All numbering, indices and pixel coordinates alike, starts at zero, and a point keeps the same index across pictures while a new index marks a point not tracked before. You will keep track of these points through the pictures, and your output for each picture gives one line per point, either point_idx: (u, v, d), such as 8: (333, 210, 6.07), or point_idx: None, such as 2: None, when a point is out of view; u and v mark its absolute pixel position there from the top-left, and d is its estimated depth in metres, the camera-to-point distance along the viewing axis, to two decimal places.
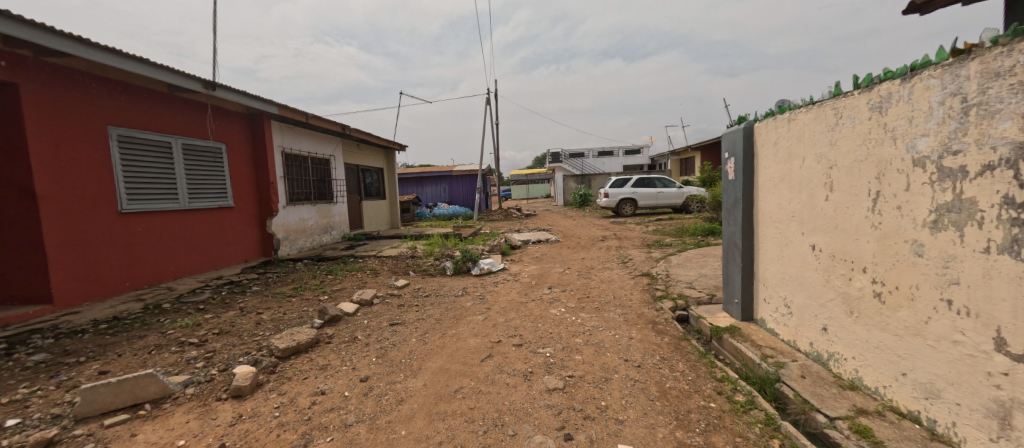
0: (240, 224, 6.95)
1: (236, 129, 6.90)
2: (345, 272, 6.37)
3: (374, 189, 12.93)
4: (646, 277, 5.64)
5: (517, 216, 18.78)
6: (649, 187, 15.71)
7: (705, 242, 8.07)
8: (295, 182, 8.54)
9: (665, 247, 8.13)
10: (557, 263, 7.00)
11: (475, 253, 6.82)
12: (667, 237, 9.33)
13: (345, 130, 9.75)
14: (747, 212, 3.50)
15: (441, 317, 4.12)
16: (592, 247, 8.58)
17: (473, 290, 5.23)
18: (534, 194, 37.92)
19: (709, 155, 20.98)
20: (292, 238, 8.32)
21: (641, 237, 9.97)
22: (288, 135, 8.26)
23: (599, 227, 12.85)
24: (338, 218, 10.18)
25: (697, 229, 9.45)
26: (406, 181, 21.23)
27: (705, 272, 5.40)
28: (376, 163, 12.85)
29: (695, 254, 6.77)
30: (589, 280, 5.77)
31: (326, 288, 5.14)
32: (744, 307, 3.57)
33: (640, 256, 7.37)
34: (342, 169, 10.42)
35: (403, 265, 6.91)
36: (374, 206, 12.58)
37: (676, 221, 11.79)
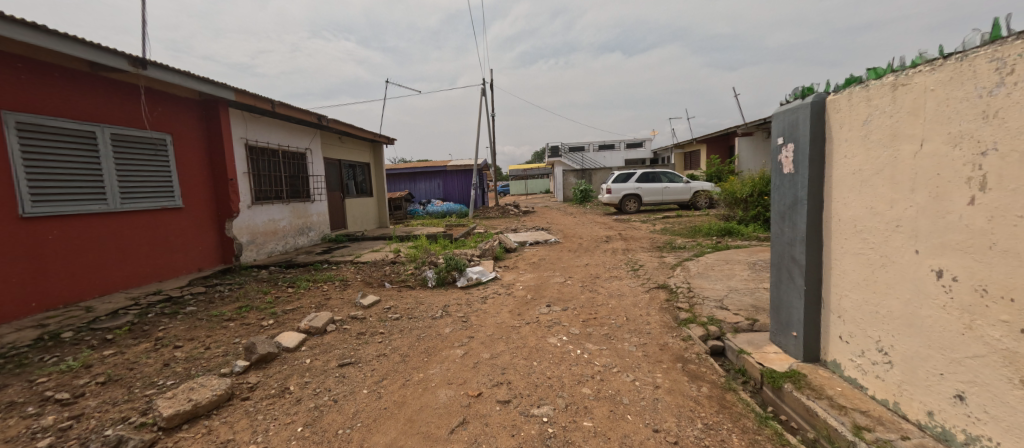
0: (192, 227, 6.06)
1: (186, 117, 6.00)
2: (310, 284, 5.47)
3: (359, 186, 12.01)
4: (663, 290, 4.73)
5: (514, 213, 17.83)
6: (654, 182, 14.78)
7: (722, 244, 7.16)
8: (263, 178, 7.62)
9: (678, 250, 7.22)
10: (557, 271, 6.08)
11: (462, 261, 5.90)
12: (678, 239, 8.40)
13: (322, 120, 8.78)
14: (813, 218, 2.59)
15: (408, 352, 3.21)
16: (596, 251, 7.66)
17: (455, 309, 4.30)
18: (534, 190, 36.97)
19: (715, 148, 20.04)
20: (259, 242, 7.40)
21: (649, 237, 9.06)
22: (253, 125, 7.33)
23: (602, 225, 11.92)
24: (316, 219, 9.28)
25: (711, 229, 8.54)
26: (398, 177, 20.27)
27: (735, 285, 4.49)
28: (361, 158, 11.92)
29: (716, 261, 5.86)
30: (595, 293, 4.86)
31: (276, 309, 4.22)
32: (807, 344, 2.68)
33: (651, 261, 6.45)
34: (321, 164, 9.50)
35: (379, 274, 5.98)
36: (358, 205, 11.62)
37: (686, 220, 10.85)
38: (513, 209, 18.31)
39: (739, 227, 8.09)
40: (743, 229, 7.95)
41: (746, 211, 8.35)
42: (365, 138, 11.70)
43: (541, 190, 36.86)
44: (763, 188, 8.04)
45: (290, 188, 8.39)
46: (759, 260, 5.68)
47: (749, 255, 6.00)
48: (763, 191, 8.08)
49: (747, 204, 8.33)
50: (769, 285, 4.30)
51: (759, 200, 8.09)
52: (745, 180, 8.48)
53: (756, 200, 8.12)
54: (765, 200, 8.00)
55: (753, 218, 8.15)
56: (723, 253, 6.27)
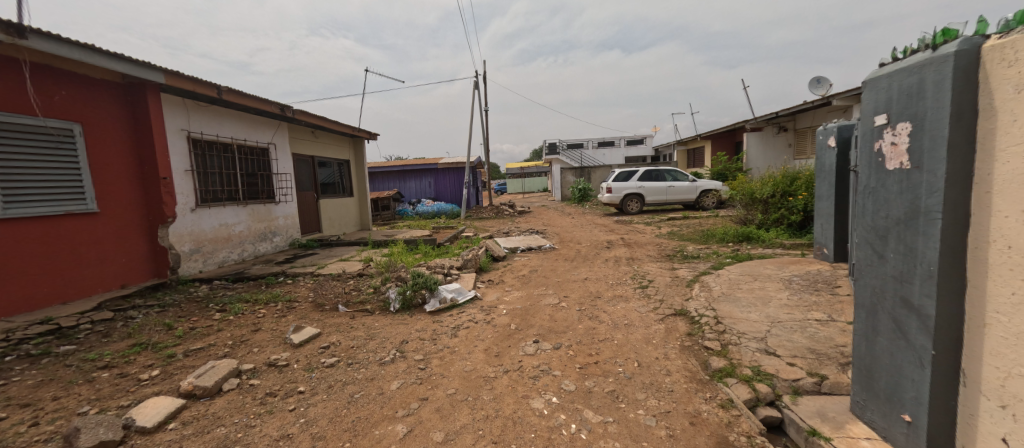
0: (114, 236, 5.08)
1: (106, 104, 5.03)
2: (247, 307, 4.46)
3: (338, 186, 11.02)
4: (681, 318, 3.73)
5: (509, 213, 16.84)
6: (658, 181, 13.79)
7: (742, 254, 6.17)
8: (213, 177, 6.62)
9: (692, 260, 6.21)
10: (550, 288, 5.08)
11: (435, 277, 4.90)
12: (688, 246, 7.39)
13: (286, 111, 7.73)
14: (951, 241, 1.61)
15: (327, 427, 2.23)
16: (596, 261, 6.64)
17: (413, 348, 3.29)
18: (531, 188, 35.96)
19: (719, 145, 19.07)
20: (206, 251, 6.39)
21: (655, 243, 8.07)
22: (200, 115, 6.33)
23: (602, 228, 10.93)
24: (283, 223, 8.29)
25: (725, 234, 7.56)
26: (387, 175, 19.24)
27: (775, 314, 3.50)
28: (338, 155, 10.93)
29: (740, 276, 4.87)
30: (596, 322, 3.85)
31: (177, 350, 3.21)
32: (933, 439, 1.71)
33: (662, 275, 5.45)
34: (290, 161, 8.51)
35: (336, 293, 4.97)
36: (334, 205, 10.60)
37: (695, 222, 9.85)
38: (508, 209, 17.32)
39: (758, 233, 7.10)
40: (763, 235, 6.97)
41: (765, 214, 7.37)
42: (343, 133, 10.70)
43: (539, 189, 35.88)
44: (786, 188, 7.04)
45: (249, 188, 7.38)
46: (793, 277, 4.69)
47: (779, 271, 5.01)
48: (785, 191, 7.09)
49: (767, 206, 7.33)
50: (822, 317, 3.31)
51: (781, 200, 7.11)
52: (764, 178, 7.49)
53: (777, 201, 7.13)
54: (787, 201, 7.02)
55: (773, 221, 7.17)
56: (747, 267, 5.28)
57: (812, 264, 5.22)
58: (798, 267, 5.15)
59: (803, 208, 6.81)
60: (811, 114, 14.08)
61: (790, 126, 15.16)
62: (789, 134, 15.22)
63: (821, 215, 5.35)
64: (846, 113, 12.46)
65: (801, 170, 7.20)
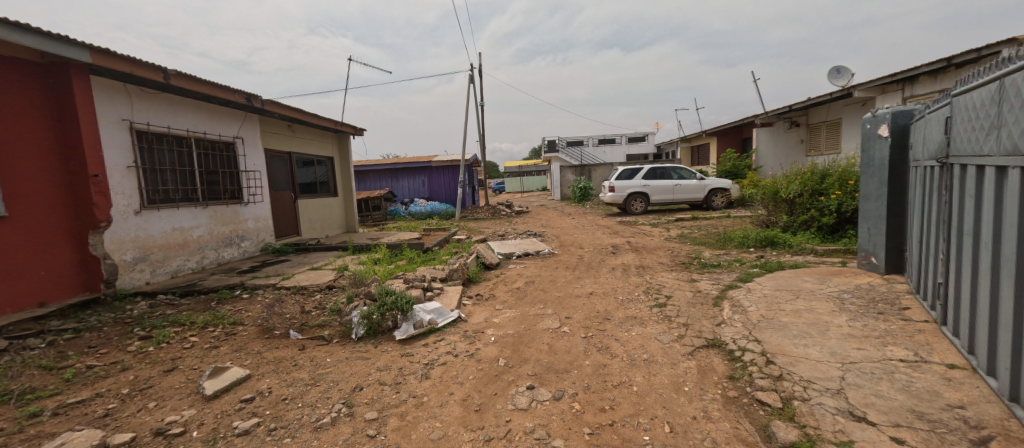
0: (29, 245, 4.25)
1: (18, 86, 4.20)
2: (177, 333, 3.65)
3: (321, 185, 10.21)
4: (716, 352, 2.92)
5: (506, 213, 16.05)
6: (663, 179, 12.99)
7: (771, 264, 5.36)
8: (165, 174, 5.78)
9: (712, 269, 5.40)
10: (550, 307, 4.26)
11: (411, 293, 4.07)
12: (704, 252, 6.59)
13: (254, 101, 6.89)
14: None
15: None
16: (602, 270, 5.82)
17: (368, 399, 2.49)
18: (530, 187, 35.13)
19: (725, 142, 18.32)
20: (155, 259, 5.57)
21: (665, 248, 7.26)
22: (147, 104, 5.51)
23: (605, 230, 10.12)
24: (253, 226, 7.45)
25: (745, 239, 6.75)
26: (378, 173, 18.40)
27: (842, 350, 2.70)
28: (321, 152, 10.13)
29: (777, 293, 4.06)
30: (607, 356, 3.04)
31: (46, 406, 2.39)
32: None
33: (681, 288, 4.64)
34: (262, 158, 7.69)
35: (292, 312, 4.15)
36: (315, 206, 9.77)
37: (708, 224, 9.05)
38: (505, 209, 16.51)
39: (785, 237, 6.31)
40: (791, 240, 6.18)
41: (790, 216, 6.59)
42: (325, 128, 9.89)
43: (537, 188, 35.05)
44: (816, 186, 6.30)
45: (211, 187, 6.55)
46: (844, 294, 3.89)
47: (822, 286, 4.20)
48: (815, 190, 6.32)
49: (792, 207, 6.56)
50: (908, 358, 2.51)
51: (809, 201, 6.33)
52: (789, 176, 6.72)
53: (806, 201, 6.34)
54: (818, 202, 6.23)
55: (800, 224, 6.39)
56: (782, 280, 4.48)
57: (860, 276, 4.44)
58: (843, 281, 4.35)
59: (836, 210, 6.03)
60: (825, 108, 13.48)
61: (802, 121, 14.49)
62: (801, 129, 14.54)
63: (868, 217, 4.63)
64: (864, 106, 11.80)
65: (832, 167, 6.43)
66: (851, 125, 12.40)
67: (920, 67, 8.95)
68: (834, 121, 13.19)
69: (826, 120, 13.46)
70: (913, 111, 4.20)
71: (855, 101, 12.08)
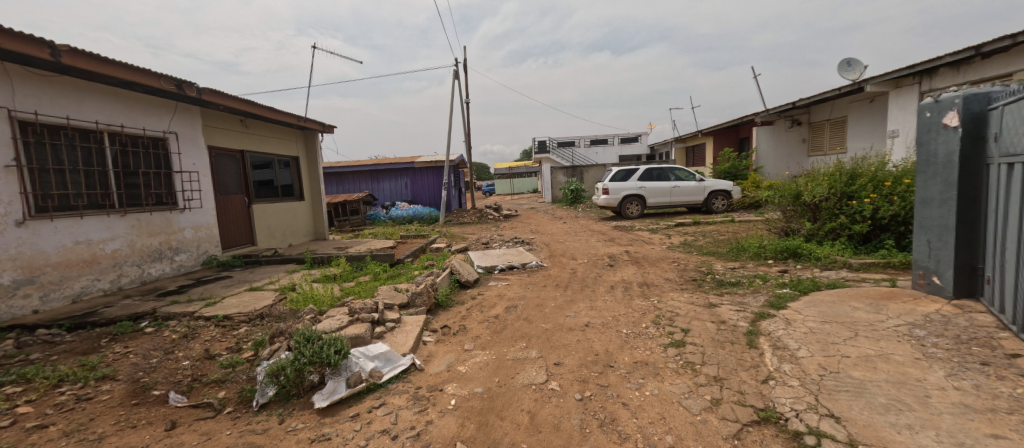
0: None
1: None
2: (12, 395, 2.60)
3: (284, 189, 9.15)
4: (776, 437, 1.99)
5: (494, 217, 15.09)
6: (661, 181, 12.12)
7: (801, 281, 4.46)
8: (62, 176, 4.73)
9: (732, 289, 4.47)
10: (534, 345, 3.29)
11: (349, 336, 3.05)
12: (716, 266, 5.68)
13: (187, 89, 5.78)
14: None
15: None
16: (599, 288, 4.87)
17: None
18: (520, 189, 34.24)
19: (722, 141, 17.56)
20: (48, 281, 4.52)
21: (670, 260, 6.34)
22: (34, 89, 4.45)
23: (600, 237, 9.18)
24: (191, 236, 6.38)
25: (762, 249, 5.86)
26: (358, 175, 17.29)
27: (974, 443, 1.78)
28: (284, 151, 9.07)
29: (827, 329, 3.14)
30: (614, 439, 2.10)
31: None
32: None
33: (699, 317, 3.70)
34: (204, 157, 6.63)
35: (192, 358, 3.12)
36: (276, 211, 8.68)
37: (714, 231, 8.15)
38: (492, 213, 15.52)
39: (810, 247, 5.42)
40: (818, 251, 5.30)
41: (814, 223, 5.70)
42: (287, 124, 8.85)
43: (528, 190, 34.14)
44: (845, 189, 5.43)
45: (132, 191, 5.47)
46: (918, 332, 2.97)
47: (880, 317, 3.29)
48: (844, 193, 5.44)
49: (817, 212, 5.67)
50: None
51: (838, 205, 5.44)
52: (812, 176, 5.82)
53: (834, 206, 5.46)
54: (848, 206, 5.36)
55: (827, 232, 5.51)
56: (826, 309, 3.56)
57: (923, 302, 3.55)
58: (902, 308, 3.46)
59: (870, 216, 5.16)
60: (829, 105, 12.77)
61: (804, 119, 13.77)
62: (803, 128, 13.83)
63: (928, 227, 3.76)
64: (872, 102, 11.09)
65: (862, 166, 5.56)
66: (857, 122, 11.68)
67: (939, 58, 8.19)
68: (838, 119, 12.47)
69: (830, 118, 12.75)
70: (991, 94, 3.36)
71: (862, 96, 11.36)
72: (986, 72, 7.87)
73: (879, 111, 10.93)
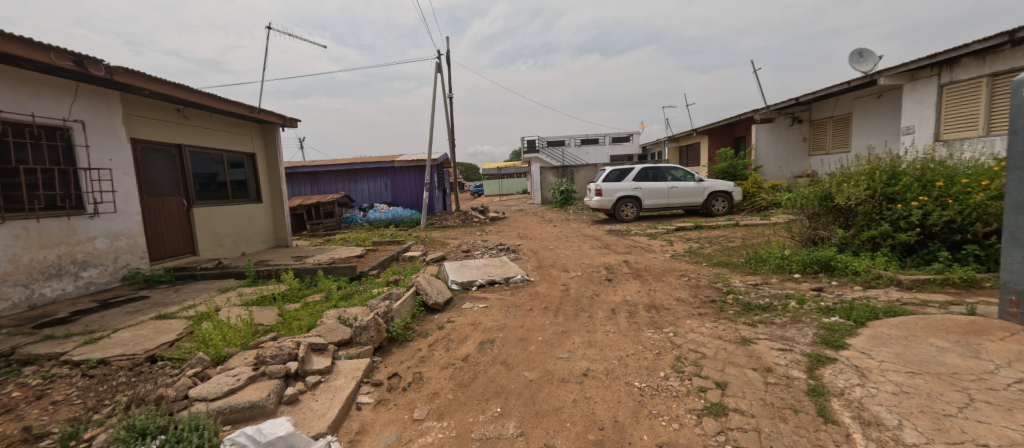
0: None
1: None
2: None
3: (236, 189, 8.05)
4: None
5: (478, 221, 14.11)
6: (657, 181, 11.26)
7: (849, 306, 3.56)
8: None
9: (765, 315, 3.56)
10: (512, 412, 2.33)
11: (223, 417, 2.11)
12: (733, 281, 4.78)
13: (90, 67, 4.75)
14: None
15: None
16: (598, 313, 3.92)
17: None
18: (509, 190, 33.31)
19: (718, 140, 16.83)
20: None
21: (678, 272, 5.43)
22: None
23: (595, 243, 8.26)
24: (106, 246, 5.33)
25: (787, 261, 4.98)
26: (334, 175, 16.13)
27: None
28: (236, 146, 7.99)
29: (924, 388, 2.23)
30: None
31: None
32: None
33: (734, 361, 2.77)
34: (125, 151, 5.58)
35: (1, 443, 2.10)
36: (225, 215, 7.58)
37: (722, 238, 7.29)
38: (476, 215, 14.53)
39: (845, 259, 4.55)
40: (856, 264, 4.43)
41: (847, 230, 4.82)
42: (240, 116, 7.78)
43: (518, 191, 33.27)
44: (886, 191, 4.54)
45: (11, 192, 4.44)
46: None
47: (987, 367, 2.40)
48: (884, 196, 4.56)
49: (852, 218, 4.78)
50: None
51: (877, 209, 4.57)
52: (844, 175, 4.94)
53: (872, 210, 4.59)
54: (890, 210, 4.49)
55: (863, 241, 4.64)
56: (905, 352, 2.65)
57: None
58: (1007, 351, 2.57)
59: (919, 222, 4.30)
60: (832, 102, 12.09)
61: (805, 117, 13.08)
62: (803, 126, 13.13)
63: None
64: (880, 98, 10.41)
65: (902, 163, 4.72)
66: (863, 119, 11.01)
67: (963, 46, 7.39)
68: (842, 116, 11.79)
69: (833, 115, 12.07)
70: None
71: (869, 91, 10.67)
72: (1017, 62, 7.04)
73: (888, 107, 10.24)
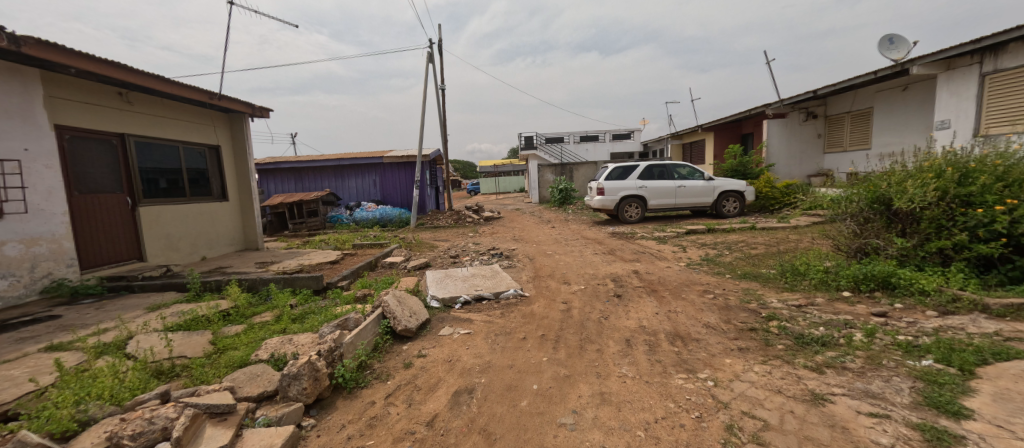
0: None
1: None
2: None
3: (197, 185, 7.17)
4: None
5: (472, 220, 13.25)
6: (664, 179, 10.43)
7: (939, 341, 2.73)
8: None
9: (828, 354, 2.72)
10: None
11: None
12: (769, 300, 3.96)
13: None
14: None
15: None
16: (610, 346, 3.08)
17: None
18: (506, 188, 32.43)
19: (724, 137, 16.01)
20: None
21: (699, 287, 4.60)
22: None
23: (598, 248, 7.42)
24: (18, 253, 4.49)
25: (833, 276, 4.15)
26: (320, 171, 15.22)
27: None
28: (195, 137, 7.10)
29: None
30: None
31: None
32: None
33: (813, 438, 1.93)
34: (48, 140, 4.78)
35: None
36: (181, 215, 6.71)
37: (741, 244, 6.46)
38: (470, 215, 13.65)
39: (909, 274, 3.72)
40: (924, 281, 3.62)
41: (908, 238, 3.99)
42: (198, 103, 6.89)
43: (514, 189, 32.39)
44: (962, 192, 3.70)
45: None
46: None
47: None
48: (959, 198, 3.72)
49: (915, 224, 3.95)
50: None
51: (948, 214, 3.74)
52: (903, 173, 4.11)
53: (943, 216, 3.75)
54: (966, 217, 3.66)
55: (930, 253, 3.82)
56: None
57: None
58: None
59: (1005, 232, 3.49)
60: (850, 96, 11.28)
61: (820, 112, 12.27)
62: (818, 121, 12.32)
63: None
64: (906, 90, 9.66)
65: (976, 158, 3.90)
66: (886, 114, 10.22)
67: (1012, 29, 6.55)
68: (861, 111, 10.99)
69: (851, 110, 11.27)
70: None
71: (894, 84, 9.91)
72: None
73: (915, 100, 9.51)
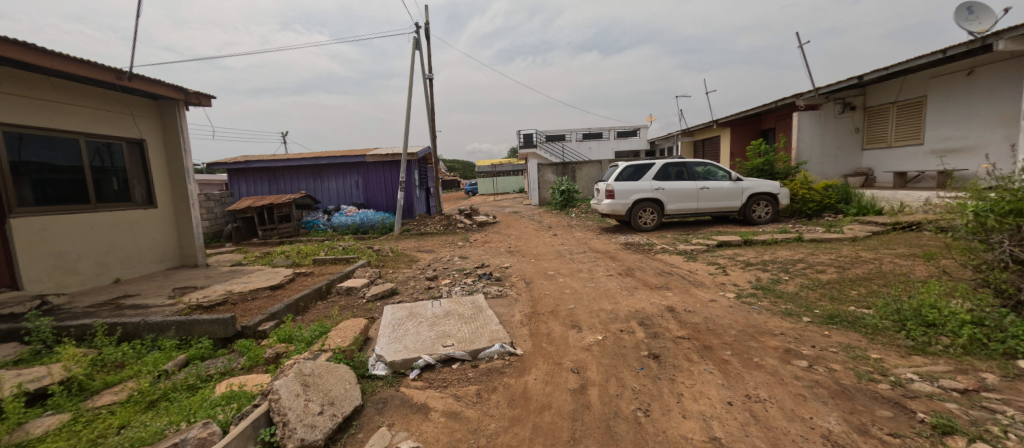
0: None
1: None
2: None
3: (109, 189, 5.71)
4: None
5: (464, 226, 11.78)
6: (684, 181, 8.94)
7: None
8: None
9: None
10: None
11: None
12: (904, 374, 2.49)
13: None
14: None
15: None
16: None
17: None
18: (506, 188, 30.98)
19: (743, 133, 14.50)
20: None
21: (774, 340, 3.12)
22: None
23: (613, 266, 5.94)
24: None
25: (996, 333, 2.67)
26: (296, 171, 13.74)
27: None
28: (104, 127, 5.63)
29: None
30: None
31: None
32: None
33: None
34: None
35: None
36: (81, 228, 5.24)
37: (800, 264, 4.97)
38: (461, 219, 12.17)
39: None
40: None
41: None
42: (105, 84, 5.41)
43: (514, 190, 30.91)
44: None
45: None
46: None
47: None
48: None
49: None
50: None
51: None
52: None
53: None
54: None
55: None
56: None
57: None
58: None
59: None
60: (897, 83, 9.80)
61: (859, 102, 10.77)
62: (856, 113, 10.82)
63: None
64: (972, 75, 8.26)
65: None
66: (946, 104, 8.76)
67: None
68: (911, 100, 9.52)
69: (898, 99, 9.78)
70: None
71: (956, 67, 8.49)
72: None
73: (986, 86, 8.08)
